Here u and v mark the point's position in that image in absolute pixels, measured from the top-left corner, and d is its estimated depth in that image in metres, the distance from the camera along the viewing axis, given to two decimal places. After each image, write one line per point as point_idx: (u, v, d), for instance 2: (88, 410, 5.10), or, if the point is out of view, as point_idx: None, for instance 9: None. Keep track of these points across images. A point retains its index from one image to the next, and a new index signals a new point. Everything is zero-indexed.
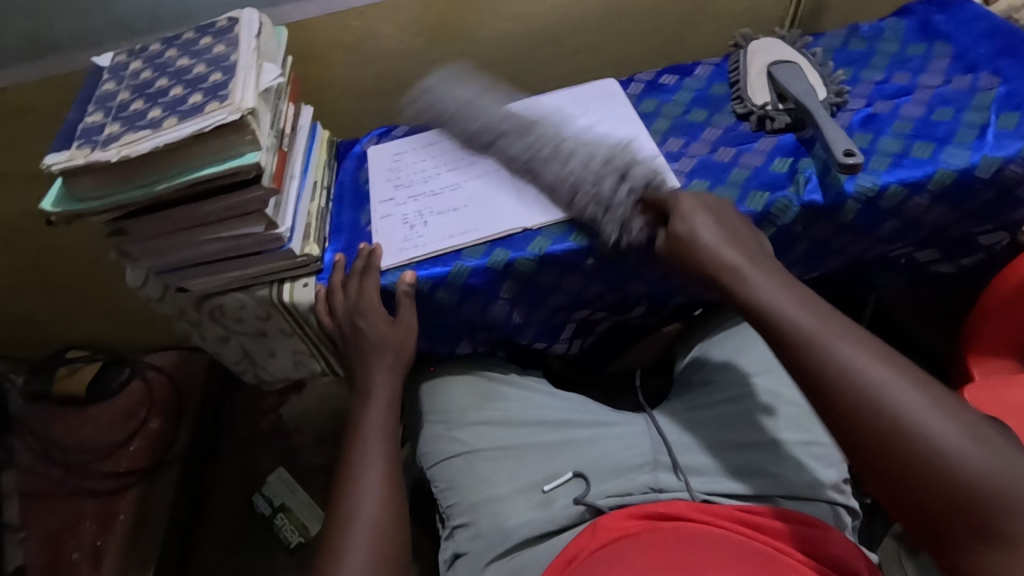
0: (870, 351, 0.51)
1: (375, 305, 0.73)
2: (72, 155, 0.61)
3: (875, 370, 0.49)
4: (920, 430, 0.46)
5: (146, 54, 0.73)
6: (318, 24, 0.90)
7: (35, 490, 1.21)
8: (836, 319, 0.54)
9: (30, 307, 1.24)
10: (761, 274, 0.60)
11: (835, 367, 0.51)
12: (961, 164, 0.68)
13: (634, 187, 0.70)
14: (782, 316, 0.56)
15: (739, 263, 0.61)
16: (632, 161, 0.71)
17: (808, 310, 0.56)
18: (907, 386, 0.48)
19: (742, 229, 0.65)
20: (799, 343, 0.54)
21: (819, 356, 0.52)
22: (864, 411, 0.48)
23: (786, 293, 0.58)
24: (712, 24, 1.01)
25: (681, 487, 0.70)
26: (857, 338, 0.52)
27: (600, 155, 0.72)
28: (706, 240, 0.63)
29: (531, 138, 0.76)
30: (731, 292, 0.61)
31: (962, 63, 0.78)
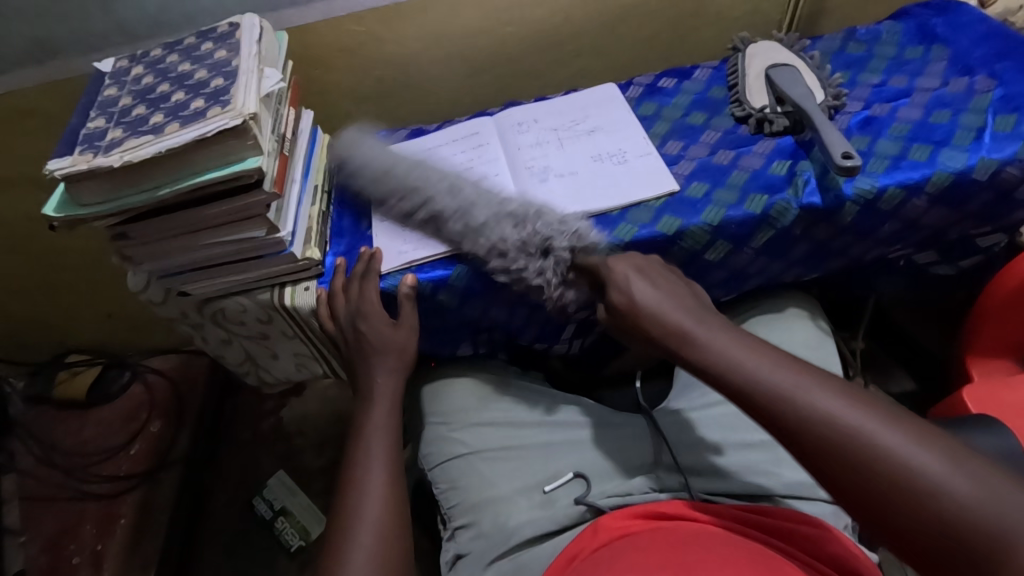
0: (837, 397, 0.47)
1: (377, 307, 0.73)
2: (75, 160, 0.61)
3: (847, 417, 0.45)
4: (912, 475, 0.42)
5: (148, 59, 0.74)
6: (319, 28, 0.90)
7: (35, 494, 1.21)
8: (784, 366, 0.50)
9: (31, 312, 1.24)
10: (709, 326, 0.56)
11: (810, 425, 0.46)
12: (958, 166, 0.68)
13: (557, 257, 0.69)
14: (734, 371, 0.51)
15: (689, 320, 0.56)
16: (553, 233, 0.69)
17: (763, 360, 0.51)
18: (881, 427, 0.44)
19: (676, 282, 0.61)
20: (759, 402, 0.49)
21: (789, 417, 0.47)
22: (853, 474, 0.44)
23: (735, 346, 0.53)
24: (711, 27, 1.02)
25: (682, 487, 0.70)
26: (818, 385, 0.48)
27: (516, 231, 0.70)
28: (650, 298, 0.58)
29: (464, 195, 0.73)
30: (682, 357, 0.55)
31: (959, 66, 0.78)
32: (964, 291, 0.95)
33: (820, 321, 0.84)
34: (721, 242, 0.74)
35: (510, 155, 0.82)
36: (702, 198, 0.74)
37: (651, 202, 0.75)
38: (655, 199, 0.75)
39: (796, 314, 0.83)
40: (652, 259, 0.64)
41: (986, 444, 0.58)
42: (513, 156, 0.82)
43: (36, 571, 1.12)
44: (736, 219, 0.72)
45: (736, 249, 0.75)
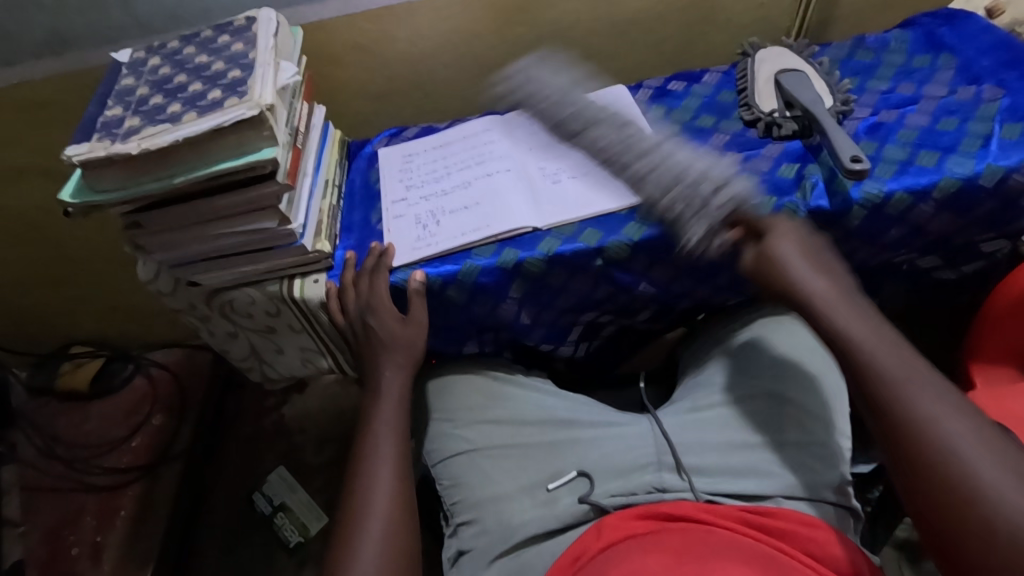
0: (956, 412, 0.51)
1: (383, 303, 0.74)
2: (93, 146, 0.62)
3: (957, 431, 0.50)
4: (990, 500, 0.46)
5: (165, 51, 0.74)
6: (334, 25, 0.91)
7: (36, 485, 1.21)
8: (921, 371, 0.54)
9: (37, 302, 1.24)
10: (851, 309, 0.59)
11: (919, 424, 0.51)
12: (965, 172, 0.69)
13: (729, 194, 0.66)
14: (861, 351, 0.56)
15: (828, 300, 0.60)
16: (723, 174, 0.68)
17: (896, 358, 0.55)
18: (987, 457, 0.48)
19: (829, 261, 0.64)
20: (877, 381, 0.54)
21: (904, 408, 0.52)
22: (939, 468, 0.49)
23: (868, 331, 0.57)
24: (720, 33, 1.03)
25: (684, 487, 0.70)
26: (945, 400, 0.52)
27: (698, 165, 0.69)
28: (798, 265, 0.62)
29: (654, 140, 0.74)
30: (818, 321, 0.60)
31: (966, 75, 0.79)
32: (967, 299, 0.96)
33: None
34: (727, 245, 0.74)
35: (520, 154, 0.83)
36: None
37: None
38: None
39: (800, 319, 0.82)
40: (814, 237, 0.67)
41: None
42: (524, 155, 0.83)
43: (35, 561, 1.12)
44: None
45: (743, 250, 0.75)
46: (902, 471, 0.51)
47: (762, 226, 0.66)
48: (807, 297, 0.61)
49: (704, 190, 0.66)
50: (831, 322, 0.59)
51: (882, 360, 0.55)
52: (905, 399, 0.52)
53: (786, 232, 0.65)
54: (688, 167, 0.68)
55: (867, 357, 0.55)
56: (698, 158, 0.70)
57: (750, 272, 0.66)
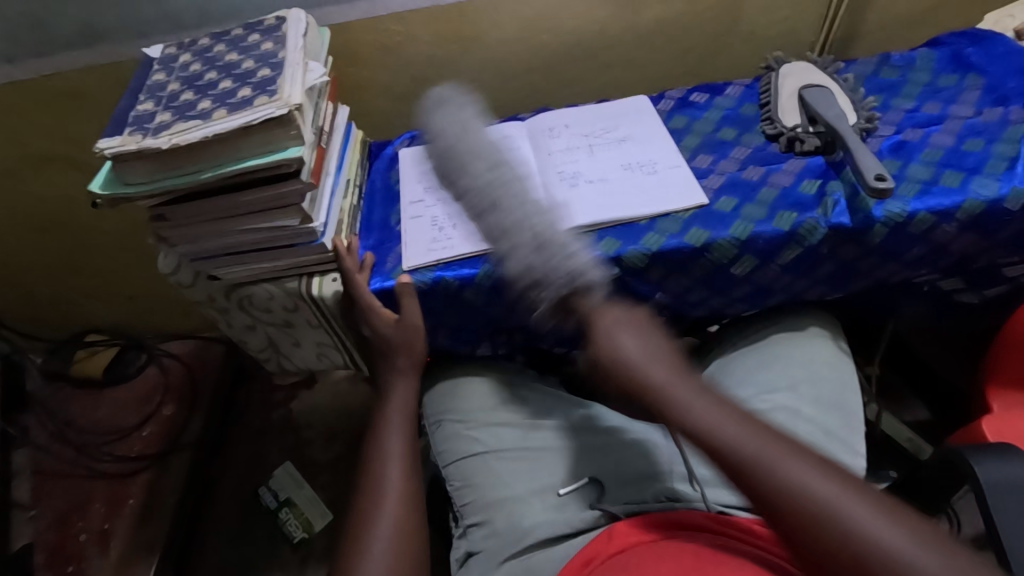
0: (814, 473, 0.47)
1: (375, 314, 0.75)
2: (125, 140, 0.63)
3: (824, 495, 0.46)
4: (890, 560, 0.42)
5: (196, 48, 0.76)
6: (361, 26, 0.92)
7: (48, 469, 1.23)
8: (770, 435, 0.50)
9: (56, 289, 1.26)
10: (692, 388, 0.56)
11: (791, 499, 0.46)
12: (990, 195, 0.68)
13: (553, 290, 0.64)
14: (706, 428, 0.52)
15: (666, 387, 0.56)
16: (553, 265, 0.64)
17: (739, 425, 0.51)
18: (863, 509, 0.45)
19: (665, 339, 0.62)
20: (735, 464, 0.50)
21: (774, 489, 0.47)
22: (827, 546, 0.45)
23: (707, 401, 0.54)
24: (745, 46, 1.03)
25: (697, 497, 0.70)
26: (801, 455, 0.48)
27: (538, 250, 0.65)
28: (632, 354, 0.59)
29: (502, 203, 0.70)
30: (663, 414, 0.56)
31: (993, 96, 0.79)
32: (985, 322, 0.95)
33: (841, 341, 0.84)
34: (748, 256, 0.74)
35: (540, 160, 0.83)
36: (730, 212, 0.74)
37: (680, 213, 0.75)
38: (683, 210, 0.75)
39: (816, 334, 0.83)
40: (644, 315, 0.64)
41: (1013, 473, 0.57)
42: (544, 160, 0.83)
43: (43, 546, 1.14)
44: (764, 235, 0.72)
45: (763, 264, 0.75)
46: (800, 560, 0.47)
47: (586, 315, 0.63)
48: (645, 387, 0.57)
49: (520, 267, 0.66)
50: (678, 414, 0.54)
51: (730, 433, 0.51)
52: (775, 480, 0.48)
53: (607, 320, 0.63)
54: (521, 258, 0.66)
55: (723, 442, 0.51)
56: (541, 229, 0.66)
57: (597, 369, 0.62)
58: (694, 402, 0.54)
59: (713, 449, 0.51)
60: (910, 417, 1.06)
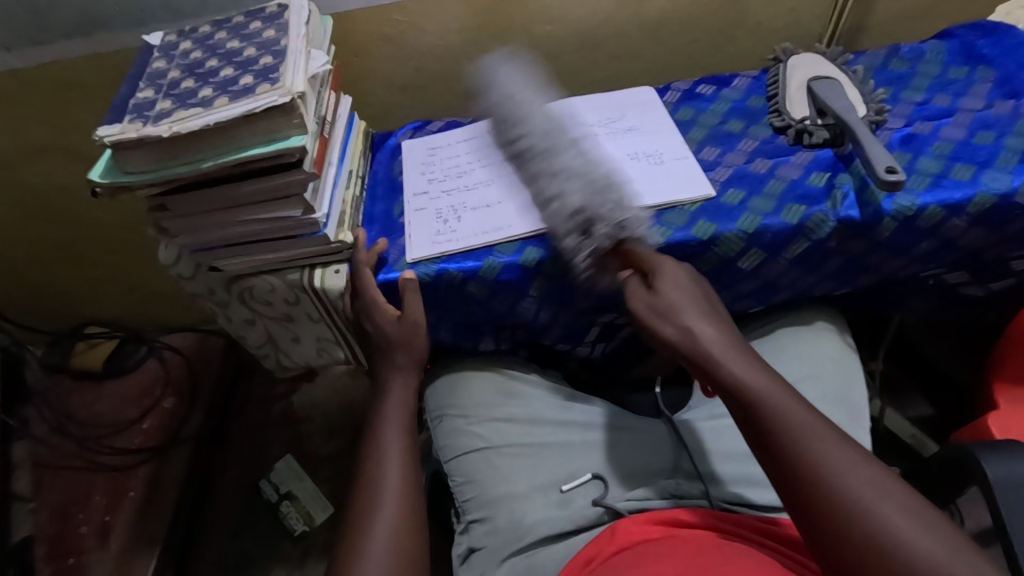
0: (850, 456, 0.49)
1: (379, 307, 0.74)
2: (124, 128, 0.62)
3: (855, 477, 0.48)
4: (907, 549, 0.44)
5: (196, 36, 0.75)
6: (363, 16, 0.91)
7: (48, 462, 1.22)
8: (813, 415, 0.51)
9: (55, 280, 1.25)
10: (740, 356, 0.56)
11: (822, 475, 0.48)
12: (1001, 189, 0.68)
13: (597, 242, 0.66)
14: (754, 392, 0.53)
15: (719, 349, 0.56)
16: (605, 213, 0.66)
17: (786, 399, 0.52)
18: (890, 502, 0.46)
19: (718, 304, 0.62)
20: (777, 430, 0.51)
21: (808, 461, 0.49)
22: (846, 523, 0.46)
23: (758, 369, 0.54)
24: (751, 38, 1.02)
25: (700, 494, 0.70)
26: (839, 441, 0.50)
27: (575, 199, 0.67)
28: (685, 309, 0.59)
29: (559, 148, 0.72)
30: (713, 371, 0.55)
31: (1004, 89, 0.78)
32: (990, 318, 0.95)
33: (847, 337, 0.83)
34: (755, 250, 0.73)
35: None
36: (738, 205, 0.73)
37: (687, 205, 0.74)
38: (690, 203, 0.74)
39: (822, 328, 0.83)
40: (697, 276, 0.64)
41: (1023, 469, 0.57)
42: None
43: (43, 538, 1.13)
44: (772, 228, 0.71)
45: (770, 258, 0.74)
46: (812, 532, 0.48)
47: (648, 265, 0.65)
48: (702, 341, 0.57)
49: (569, 206, 0.67)
50: (730, 372, 0.54)
51: (780, 404, 0.52)
52: (810, 453, 0.49)
53: (672, 276, 0.62)
54: (565, 209, 0.68)
55: (772, 409, 0.52)
56: (585, 182, 0.68)
57: (638, 318, 0.62)
58: (749, 368, 0.54)
59: (762, 414, 0.52)
60: (913, 413, 1.06)
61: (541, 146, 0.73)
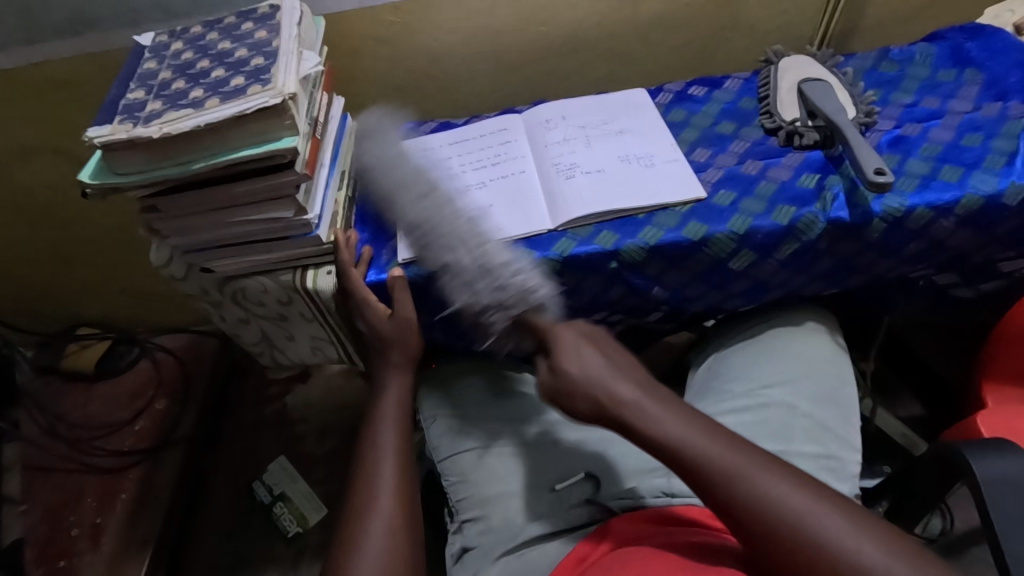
0: (780, 480, 0.51)
1: (377, 306, 0.74)
2: (115, 129, 0.62)
3: (791, 500, 0.50)
4: (850, 559, 0.47)
5: (188, 36, 0.74)
6: (356, 16, 0.91)
7: (39, 464, 1.21)
8: (739, 448, 0.54)
9: (46, 281, 1.24)
10: (658, 407, 0.58)
11: (760, 505, 0.50)
12: (989, 190, 0.68)
13: (503, 315, 0.68)
14: (674, 444, 0.55)
15: (636, 413, 0.58)
16: (501, 294, 0.68)
17: (709, 441, 0.55)
18: (828, 515, 0.49)
19: (629, 357, 0.64)
20: (706, 474, 0.53)
21: (743, 495, 0.51)
22: (794, 552, 0.48)
23: (676, 420, 0.57)
24: (743, 39, 1.02)
25: (694, 492, 0.67)
26: (768, 467, 0.52)
27: (478, 275, 0.69)
28: (599, 373, 0.61)
29: (442, 211, 0.73)
30: (633, 431, 0.58)
31: (992, 91, 0.79)
32: (980, 319, 0.95)
33: (838, 337, 0.84)
34: (746, 251, 0.74)
35: (537, 152, 0.83)
36: (729, 206, 0.74)
37: (678, 206, 0.75)
38: (682, 204, 0.75)
39: (814, 328, 0.83)
40: (603, 332, 0.66)
41: (1010, 468, 0.57)
42: (541, 153, 0.82)
43: (34, 541, 1.13)
44: (763, 229, 0.72)
45: (761, 259, 0.75)
46: (767, 566, 0.50)
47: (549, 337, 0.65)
48: (614, 407, 0.59)
49: (461, 297, 0.70)
50: (652, 436, 0.56)
51: (704, 448, 0.54)
52: (745, 487, 0.51)
53: (574, 345, 0.63)
54: (473, 286, 0.69)
55: (698, 457, 0.54)
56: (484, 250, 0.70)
57: (550, 392, 0.63)
58: (666, 423, 0.56)
59: (689, 464, 0.54)
60: (904, 413, 1.06)
61: (419, 211, 0.75)
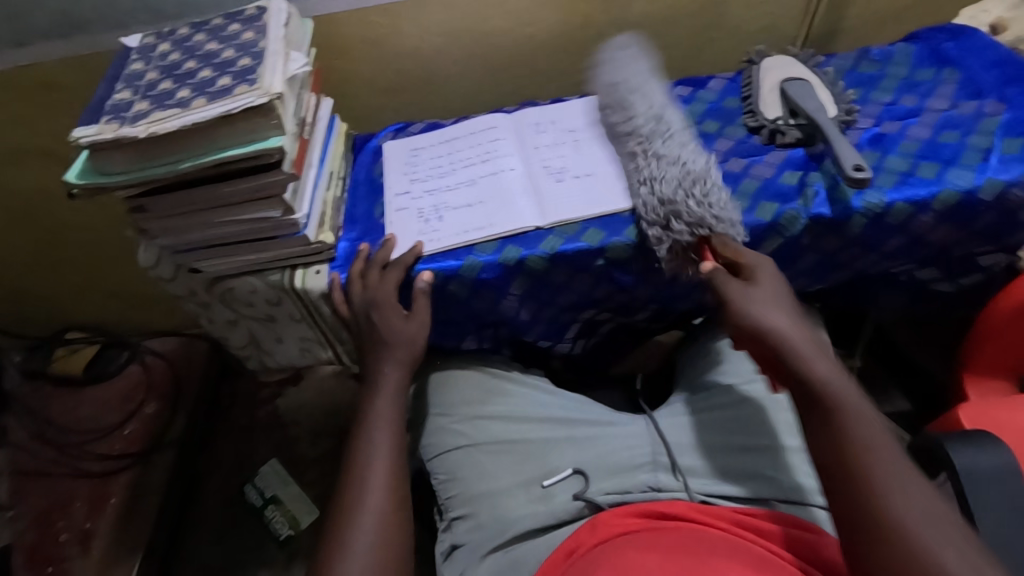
0: (913, 477, 0.49)
1: (387, 301, 0.73)
2: (101, 129, 0.62)
3: (914, 500, 0.48)
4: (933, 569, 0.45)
5: (174, 37, 0.75)
6: (344, 19, 0.91)
7: (27, 470, 1.20)
8: (887, 437, 0.52)
9: (35, 284, 1.23)
10: (830, 362, 0.57)
11: (879, 481, 0.49)
12: (966, 185, 0.70)
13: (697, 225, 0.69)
14: (830, 392, 0.55)
15: (808, 351, 0.58)
16: (708, 208, 0.69)
17: (869, 413, 0.54)
18: (941, 531, 0.46)
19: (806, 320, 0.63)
20: (848, 433, 0.52)
21: (870, 467, 0.50)
22: (886, 531, 0.47)
23: (845, 378, 0.56)
24: (727, 40, 1.04)
25: (679, 487, 0.71)
26: (907, 468, 0.50)
27: (693, 178, 0.71)
28: (768, 312, 0.61)
29: (661, 131, 0.76)
30: (788, 365, 0.58)
31: (969, 90, 0.80)
32: (962, 313, 0.97)
33: (822, 332, 0.85)
34: None
35: (525, 152, 0.83)
36: None
37: None
38: None
39: None
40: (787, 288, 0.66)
41: (990, 457, 0.58)
42: (529, 153, 0.83)
43: (23, 546, 1.12)
44: (746, 226, 0.73)
45: None
46: (851, 529, 0.49)
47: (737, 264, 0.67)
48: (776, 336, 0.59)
49: (668, 190, 0.70)
50: (808, 373, 0.56)
51: (862, 413, 0.53)
52: (874, 464, 0.50)
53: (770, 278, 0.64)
54: (673, 188, 0.70)
55: (850, 416, 0.53)
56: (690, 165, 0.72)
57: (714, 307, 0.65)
58: (834, 373, 0.56)
59: (839, 417, 0.53)
60: (891, 408, 1.08)
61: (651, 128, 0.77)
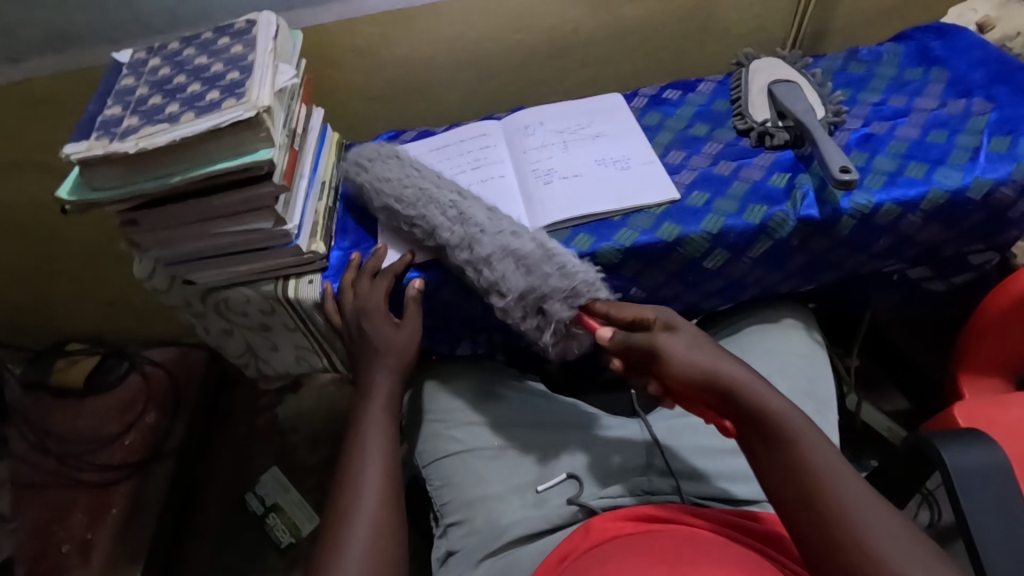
0: (872, 503, 0.48)
1: (378, 311, 0.73)
2: (91, 145, 0.63)
3: (880, 527, 0.47)
4: None
5: (165, 52, 0.75)
6: (334, 29, 0.92)
7: (28, 481, 1.21)
8: (838, 464, 0.50)
9: (34, 297, 1.24)
10: (771, 392, 0.54)
11: (843, 518, 0.47)
12: (953, 185, 0.70)
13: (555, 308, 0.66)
14: (778, 429, 0.52)
15: (748, 383, 0.55)
16: (546, 285, 0.66)
17: (815, 443, 0.51)
18: (911, 555, 0.45)
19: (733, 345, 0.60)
20: (800, 472, 0.50)
21: (830, 502, 0.48)
22: (862, 571, 0.45)
23: (787, 407, 0.54)
24: (717, 42, 1.04)
25: (672, 491, 0.71)
26: (864, 494, 0.49)
27: (516, 246, 0.68)
28: (699, 351, 0.58)
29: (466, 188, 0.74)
30: (730, 402, 0.55)
31: (957, 89, 0.80)
32: (956, 311, 0.97)
33: (815, 333, 0.85)
34: (720, 251, 0.75)
35: (515, 158, 0.84)
36: (702, 207, 0.75)
37: (653, 208, 0.76)
38: (656, 206, 0.76)
39: (792, 324, 0.85)
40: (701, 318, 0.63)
41: (981, 456, 0.58)
42: (519, 159, 0.83)
43: (24, 557, 1.13)
44: (735, 229, 0.73)
45: (735, 258, 0.76)
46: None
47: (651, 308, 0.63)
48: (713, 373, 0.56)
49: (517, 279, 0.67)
50: (753, 406, 0.53)
51: (810, 447, 0.51)
52: (837, 498, 0.48)
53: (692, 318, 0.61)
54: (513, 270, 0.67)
55: (802, 451, 0.51)
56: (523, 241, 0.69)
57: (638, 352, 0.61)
58: (778, 405, 0.53)
59: (790, 455, 0.51)
60: (890, 407, 1.08)
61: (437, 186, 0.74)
